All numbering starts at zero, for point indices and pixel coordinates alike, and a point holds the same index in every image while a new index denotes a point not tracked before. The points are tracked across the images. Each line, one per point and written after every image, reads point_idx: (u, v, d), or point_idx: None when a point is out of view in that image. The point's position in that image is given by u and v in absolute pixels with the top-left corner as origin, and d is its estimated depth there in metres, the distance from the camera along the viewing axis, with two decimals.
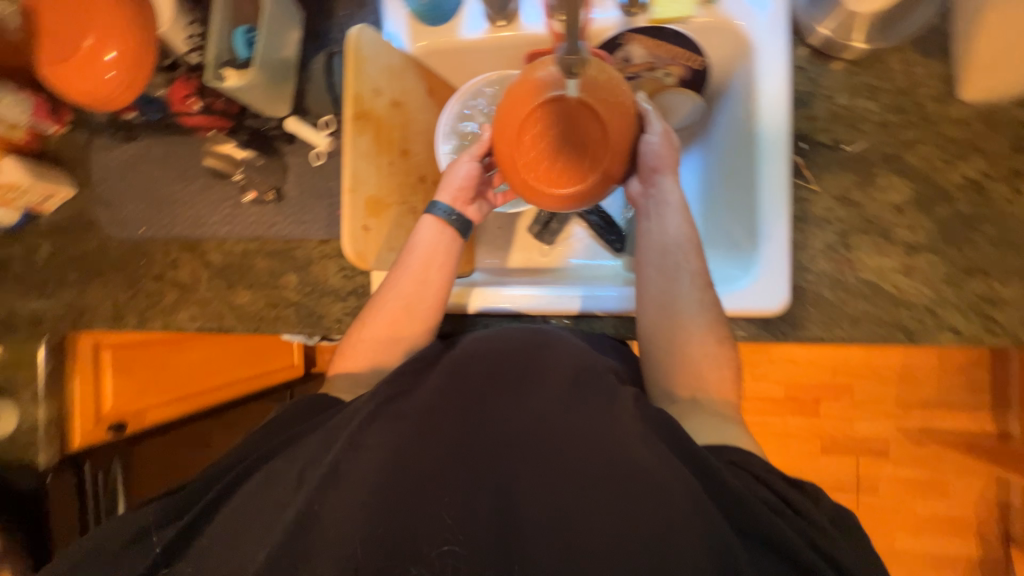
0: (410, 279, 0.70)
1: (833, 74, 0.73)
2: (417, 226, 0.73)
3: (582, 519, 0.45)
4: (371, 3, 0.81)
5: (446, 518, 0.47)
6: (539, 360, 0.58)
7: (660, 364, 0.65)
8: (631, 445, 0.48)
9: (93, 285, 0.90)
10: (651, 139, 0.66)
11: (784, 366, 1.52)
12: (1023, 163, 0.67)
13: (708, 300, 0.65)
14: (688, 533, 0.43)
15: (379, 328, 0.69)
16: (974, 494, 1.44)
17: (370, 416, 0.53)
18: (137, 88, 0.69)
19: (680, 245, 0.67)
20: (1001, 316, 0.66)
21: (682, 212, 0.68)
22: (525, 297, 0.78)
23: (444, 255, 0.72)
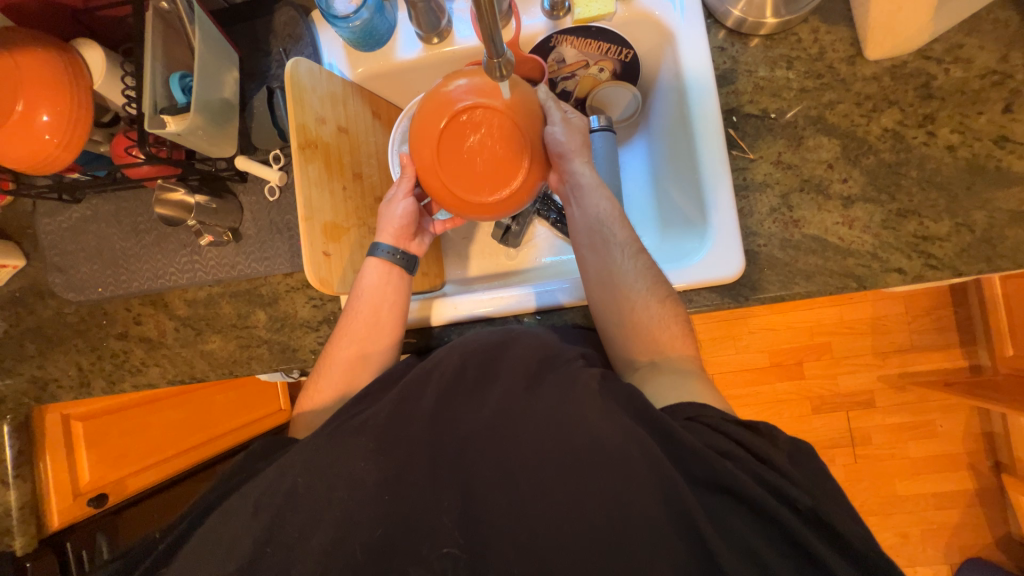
0: (359, 323, 0.71)
1: (751, 50, 0.78)
2: (362, 271, 0.73)
3: (546, 504, 0.49)
4: (305, 35, 0.82)
5: (423, 521, 0.50)
6: (501, 358, 0.60)
7: (622, 338, 0.67)
8: (593, 423, 0.50)
9: (53, 355, 0.87)
10: (555, 129, 0.69)
11: (763, 334, 1.57)
12: (932, 108, 0.72)
13: (640, 267, 0.68)
14: (645, 499, 0.46)
15: (336, 374, 0.69)
16: (959, 428, 1.50)
17: (331, 432, 0.55)
18: (76, 150, 0.67)
19: (604, 221, 0.70)
20: (939, 251, 0.70)
21: (600, 189, 0.70)
22: (487, 301, 0.78)
23: (395, 294, 0.73)
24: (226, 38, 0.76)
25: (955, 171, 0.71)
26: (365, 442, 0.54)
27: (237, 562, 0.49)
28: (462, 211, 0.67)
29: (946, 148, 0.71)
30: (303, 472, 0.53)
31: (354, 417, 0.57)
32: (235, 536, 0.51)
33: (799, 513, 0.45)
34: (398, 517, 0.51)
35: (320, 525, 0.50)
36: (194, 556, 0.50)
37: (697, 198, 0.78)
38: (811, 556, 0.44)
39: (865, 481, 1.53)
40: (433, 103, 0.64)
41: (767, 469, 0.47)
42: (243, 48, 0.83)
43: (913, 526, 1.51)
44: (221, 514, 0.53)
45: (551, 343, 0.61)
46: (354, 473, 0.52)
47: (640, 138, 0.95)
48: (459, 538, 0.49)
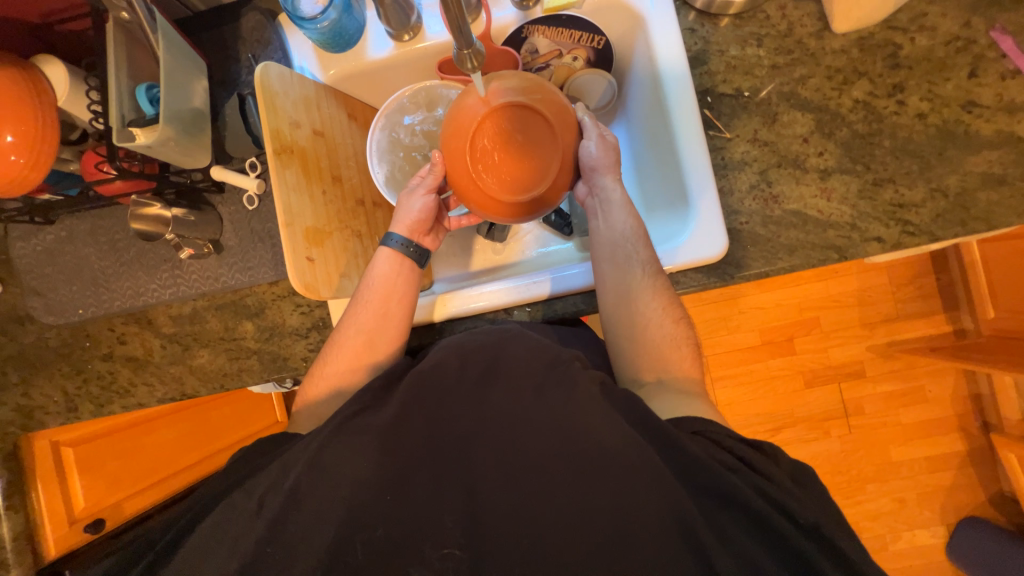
0: (367, 313, 0.70)
1: (721, 31, 0.79)
2: (374, 260, 0.74)
3: (547, 504, 0.49)
4: (274, 40, 0.81)
5: (425, 522, 0.50)
6: (501, 362, 0.59)
7: (620, 336, 0.70)
8: (594, 429, 0.51)
9: (37, 382, 0.85)
10: (590, 144, 0.71)
11: (753, 314, 1.59)
12: (901, 78, 0.73)
13: (659, 283, 0.69)
14: (647, 497, 0.47)
15: (340, 364, 0.69)
16: (948, 392, 1.54)
17: (334, 431, 0.55)
18: (44, 168, 0.66)
19: (628, 236, 0.71)
20: (914, 218, 0.71)
21: (625, 208, 0.72)
22: (499, 292, 0.78)
23: (407, 288, 0.73)
24: (191, 46, 0.75)
25: (927, 138, 0.72)
26: (369, 439, 0.54)
27: (237, 560, 0.49)
28: (520, 211, 0.66)
29: (916, 116, 0.73)
30: (307, 469, 0.53)
31: (356, 417, 0.57)
32: (239, 533, 0.51)
33: (798, 524, 0.47)
34: (399, 518, 0.50)
35: (326, 524, 0.50)
36: (200, 563, 0.51)
37: (678, 182, 0.78)
38: (801, 556, 0.46)
39: (860, 451, 1.56)
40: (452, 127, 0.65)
41: (768, 484, 0.49)
42: (210, 55, 0.81)
43: (909, 490, 1.54)
44: (222, 509, 0.55)
45: (547, 346, 0.60)
46: (355, 472, 0.52)
47: (617, 124, 0.96)
48: (460, 538, 0.49)
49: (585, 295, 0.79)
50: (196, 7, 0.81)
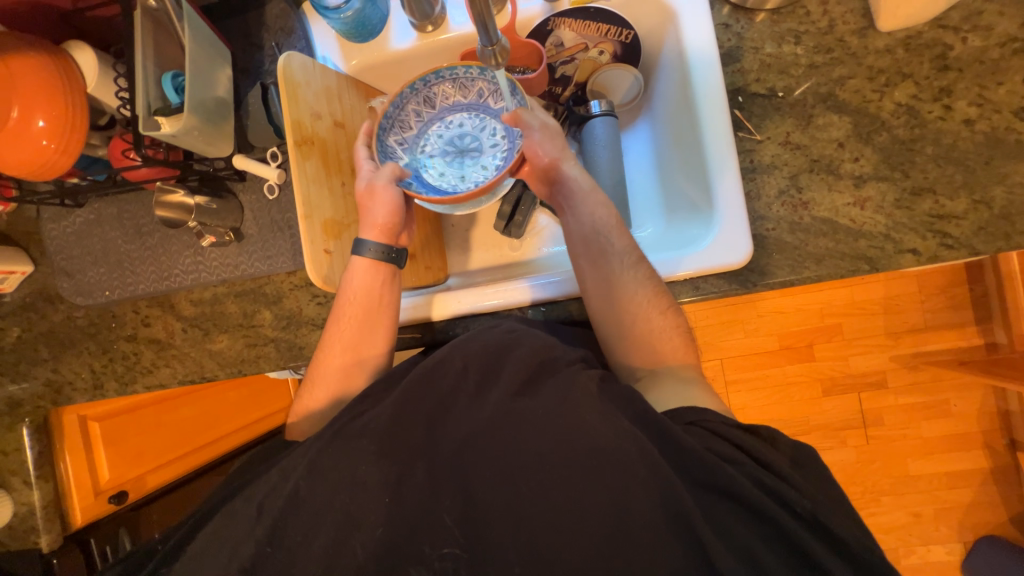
0: (350, 327, 0.71)
1: (756, 26, 0.75)
2: (347, 272, 0.72)
3: (546, 502, 0.49)
4: (298, 28, 0.80)
5: (425, 517, 0.51)
6: (501, 358, 0.59)
7: (625, 340, 0.68)
8: (591, 427, 0.51)
9: (66, 359, 0.89)
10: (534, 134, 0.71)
11: (774, 318, 1.55)
12: (949, 80, 0.69)
13: (643, 273, 0.69)
14: (644, 497, 0.47)
15: (330, 374, 0.71)
16: (976, 407, 1.48)
17: (328, 442, 0.56)
18: (76, 153, 0.68)
19: (604, 228, 0.71)
20: (954, 230, 0.68)
21: (594, 195, 0.73)
22: (479, 296, 0.78)
23: (388, 297, 0.73)
24: (217, 34, 0.75)
25: (973, 145, 0.68)
26: (367, 446, 0.54)
27: (237, 563, 0.51)
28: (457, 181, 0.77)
29: (964, 122, 0.68)
30: (304, 475, 0.54)
31: (351, 421, 0.58)
32: (238, 540, 0.52)
33: (795, 514, 0.48)
34: (397, 517, 0.51)
35: (322, 526, 0.51)
36: (204, 563, 0.53)
37: (702, 183, 0.76)
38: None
39: (877, 462, 1.52)
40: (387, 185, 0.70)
41: (767, 473, 0.49)
42: (235, 43, 0.81)
43: (927, 506, 1.50)
44: (224, 517, 0.56)
45: (551, 346, 0.61)
46: (355, 476, 0.52)
47: (642, 121, 0.93)
48: (460, 537, 0.50)
49: None
50: None
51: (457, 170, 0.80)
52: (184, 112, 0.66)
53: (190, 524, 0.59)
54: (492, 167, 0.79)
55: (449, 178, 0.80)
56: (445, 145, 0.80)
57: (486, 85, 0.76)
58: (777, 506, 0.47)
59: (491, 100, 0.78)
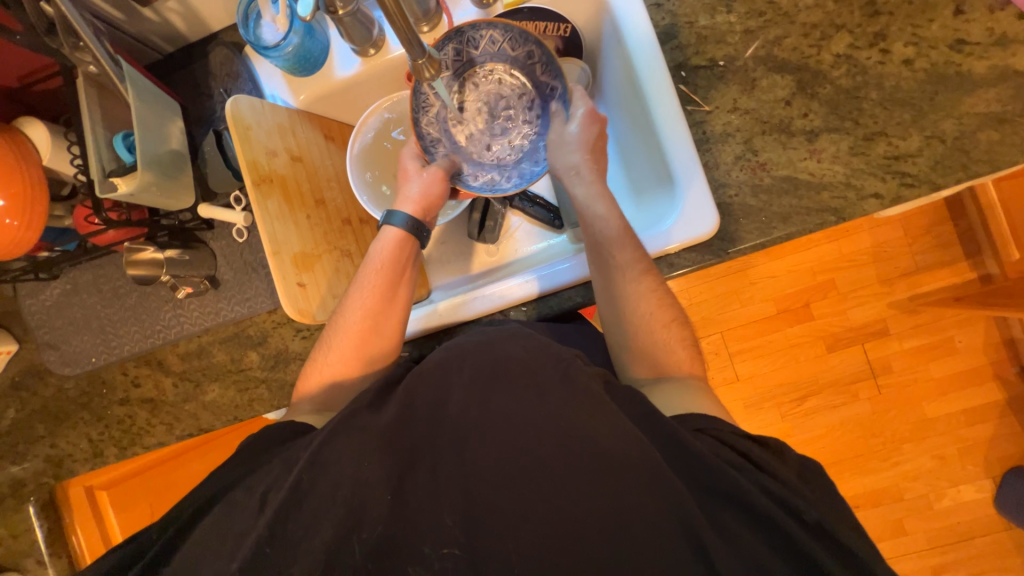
0: (367, 298, 0.70)
1: (687, 2, 0.76)
2: (377, 240, 0.74)
3: (544, 498, 0.49)
4: (243, 72, 0.81)
5: (423, 521, 0.50)
6: (501, 357, 0.59)
7: (613, 326, 0.68)
8: (593, 425, 0.51)
9: (62, 432, 0.88)
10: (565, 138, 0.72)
11: (765, 283, 1.55)
12: (882, 25, 0.70)
13: (650, 286, 0.67)
14: (640, 486, 0.47)
15: (338, 358, 0.69)
16: (980, 340, 1.48)
17: (333, 431, 0.55)
18: (39, 226, 0.68)
19: (616, 239, 0.69)
20: (912, 168, 0.68)
21: (606, 205, 0.70)
22: (487, 294, 0.78)
23: (400, 306, 0.71)
24: (163, 89, 0.76)
25: (916, 84, 0.69)
26: (368, 442, 0.54)
27: (237, 562, 0.48)
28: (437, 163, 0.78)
29: (903, 62, 0.69)
30: (307, 466, 0.52)
31: (357, 415, 0.57)
32: (243, 529, 0.51)
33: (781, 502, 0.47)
34: (397, 516, 0.50)
35: (325, 521, 0.49)
36: (206, 557, 0.50)
37: (662, 162, 0.77)
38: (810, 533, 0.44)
39: (892, 411, 1.51)
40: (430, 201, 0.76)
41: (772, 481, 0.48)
42: (184, 95, 0.82)
43: (948, 446, 1.49)
44: (223, 506, 0.54)
45: (545, 345, 0.60)
46: (358, 471, 0.52)
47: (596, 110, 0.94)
48: (460, 538, 0.49)
49: (581, 286, 0.78)
50: (166, 50, 0.83)
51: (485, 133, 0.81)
52: (139, 169, 0.66)
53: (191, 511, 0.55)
54: (518, 145, 0.81)
55: (476, 140, 0.81)
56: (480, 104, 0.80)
57: (538, 52, 0.75)
58: (779, 509, 0.46)
59: (539, 69, 0.77)
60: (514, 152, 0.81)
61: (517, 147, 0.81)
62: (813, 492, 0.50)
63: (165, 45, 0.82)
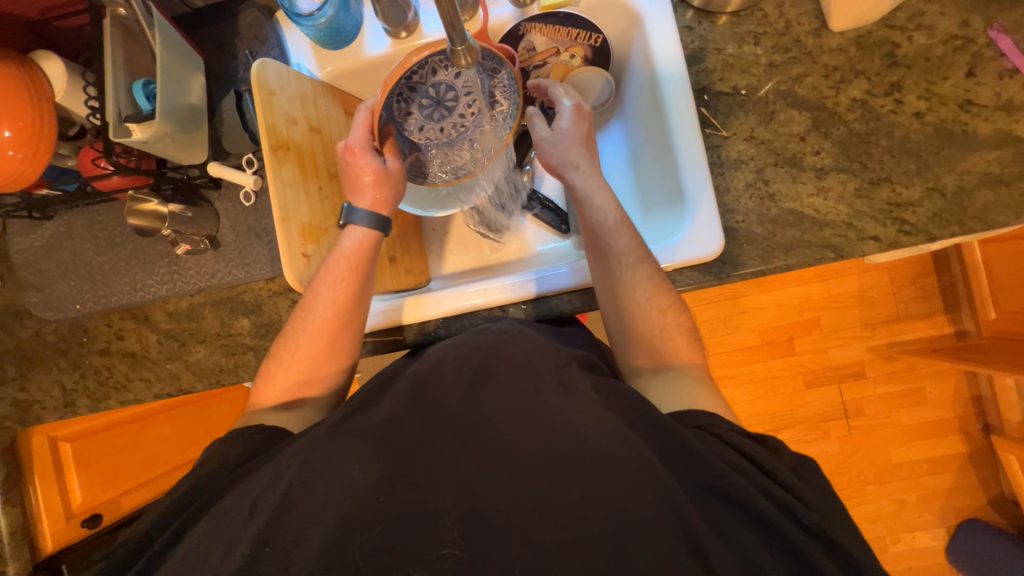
0: (332, 297, 0.68)
1: (718, 28, 0.78)
2: (342, 236, 0.71)
3: (539, 514, 0.48)
4: (271, 36, 0.81)
5: (422, 520, 0.49)
6: (499, 365, 0.60)
7: (639, 332, 0.67)
8: (592, 437, 0.51)
9: (36, 377, 0.85)
10: (563, 123, 0.74)
11: (753, 313, 1.58)
12: (898, 77, 0.73)
13: (648, 269, 0.68)
14: (644, 505, 0.46)
15: (303, 358, 0.68)
16: (949, 393, 1.53)
17: (328, 435, 0.55)
18: (43, 162, 0.66)
19: (613, 225, 0.71)
20: (911, 217, 0.71)
21: (605, 192, 0.72)
22: (492, 289, 0.78)
23: (363, 306, 0.71)
24: (188, 42, 0.75)
25: (924, 136, 0.72)
26: (359, 442, 0.54)
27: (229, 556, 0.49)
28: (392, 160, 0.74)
29: (914, 114, 0.72)
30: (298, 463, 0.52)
31: (350, 418, 0.56)
32: (235, 531, 0.51)
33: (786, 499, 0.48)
34: (394, 513, 0.50)
35: (312, 526, 0.50)
36: (194, 551, 0.51)
37: (675, 180, 0.78)
38: (792, 554, 0.46)
39: (860, 452, 1.55)
40: (379, 199, 0.72)
41: (772, 486, 0.49)
42: (208, 52, 0.81)
43: (909, 492, 1.53)
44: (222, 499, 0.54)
45: (544, 350, 0.61)
46: (345, 474, 0.52)
47: (614, 123, 0.95)
48: (460, 538, 0.48)
49: (582, 291, 0.79)
50: (195, 5, 0.82)
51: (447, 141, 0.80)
52: (156, 118, 0.65)
53: (183, 520, 0.54)
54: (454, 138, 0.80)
55: (413, 117, 0.77)
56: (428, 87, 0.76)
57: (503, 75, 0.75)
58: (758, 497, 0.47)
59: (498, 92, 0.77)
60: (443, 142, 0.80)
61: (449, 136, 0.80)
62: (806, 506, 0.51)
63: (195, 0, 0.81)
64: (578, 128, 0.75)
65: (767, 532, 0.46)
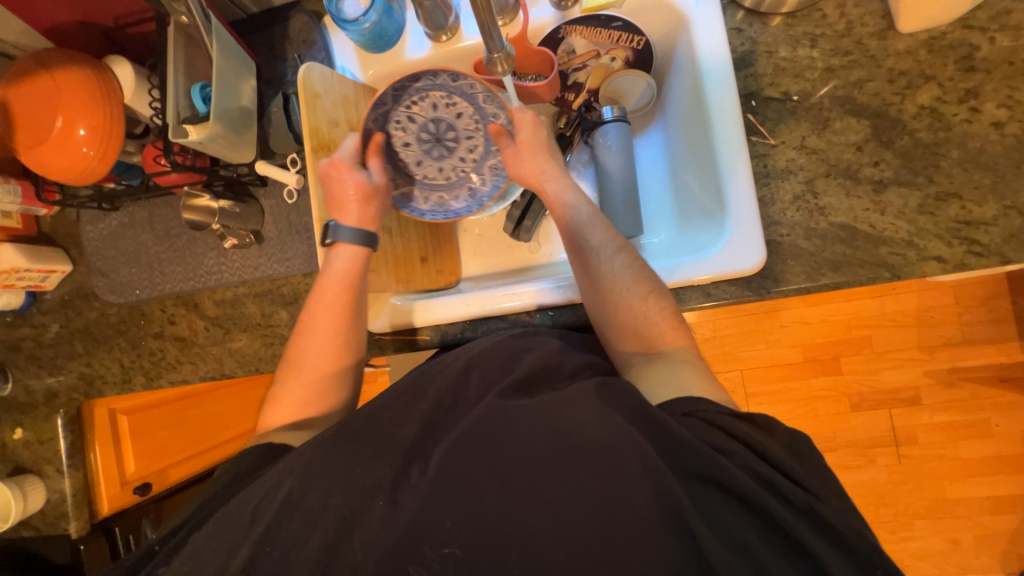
0: (325, 324, 0.71)
1: (770, 30, 0.74)
2: (331, 258, 0.71)
3: (541, 523, 0.47)
4: (319, 41, 0.84)
5: (423, 520, 0.49)
6: (509, 370, 0.61)
7: (621, 322, 0.66)
8: (603, 445, 0.49)
9: (100, 354, 0.93)
10: (524, 124, 0.76)
11: (797, 328, 1.49)
12: (976, 82, 0.67)
13: (623, 258, 0.69)
14: (653, 522, 0.46)
15: (302, 386, 0.71)
16: (1019, 427, 1.39)
17: (337, 429, 0.57)
18: (112, 159, 0.71)
19: (588, 219, 0.72)
20: (982, 237, 0.65)
21: (575, 188, 0.75)
22: (526, 293, 0.77)
23: (357, 329, 0.73)
24: (242, 46, 0.79)
25: (1003, 149, 0.65)
26: (371, 442, 0.55)
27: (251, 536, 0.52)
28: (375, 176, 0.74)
29: (992, 124, 0.66)
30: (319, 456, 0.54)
31: (360, 412, 0.59)
32: (261, 515, 0.53)
33: (808, 522, 0.46)
34: (400, 511, 0.50)
35: (324, 521, 0.51)
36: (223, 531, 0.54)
37: (715, 189, 0.75)
38: None
39: (910, 484, 1.44)
40: (361, 216, 0.72)
41: (807, 527, 0.46)
42: (260, 55, 0.85)
43: (965, 532, 1.41)
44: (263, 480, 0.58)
45: (552, 358, 0.62)
46: (359, 472, 0.53)
47: (654, 127, 0.93)
48: (459, 538, 0.48)
49: None
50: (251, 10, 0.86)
51: (447, 182, 0.83)
52: (210, 120, 0.69)
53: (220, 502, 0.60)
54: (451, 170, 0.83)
55: (413, 150, 0.81)
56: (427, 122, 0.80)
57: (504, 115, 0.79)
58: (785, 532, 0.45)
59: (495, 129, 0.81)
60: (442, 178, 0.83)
61: (449, 172, 0.83)
62: None
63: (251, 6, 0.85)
64: (536, 127, 0.76)
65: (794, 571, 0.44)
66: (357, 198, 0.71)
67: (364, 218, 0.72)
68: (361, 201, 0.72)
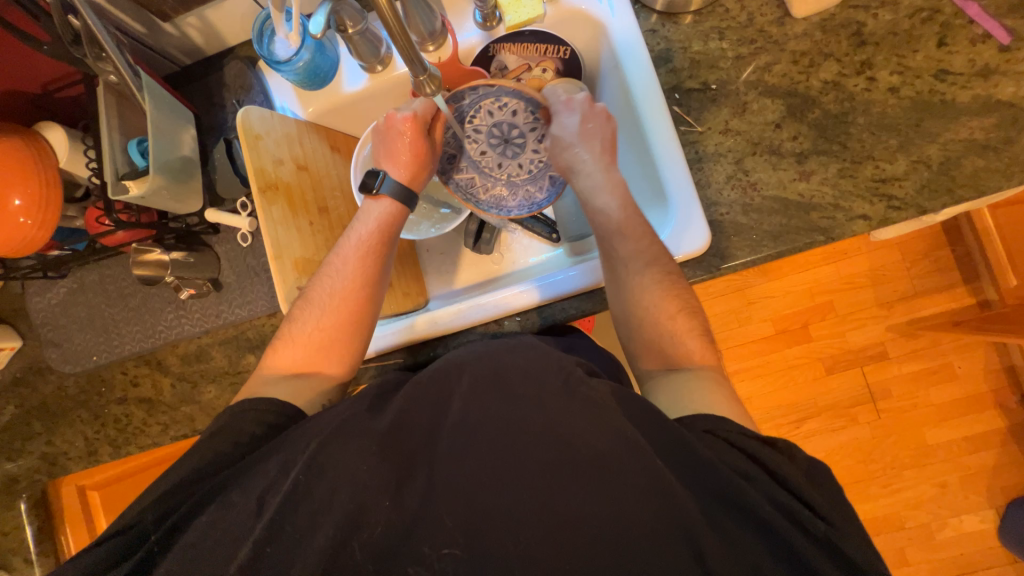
0: (342, 279, 0.70)
1: (682, 28, 0.80)
2: (367, 208, 0.75)
3: (541, 514, 0.49)
4: (255, 84, 0.85)
5: (420, 524, 0.50)
6: (507, 368, 0.58)
7: (646, 335, 0.68)
8: (587, 438, 0.51)
9: (60, 429, 0.89)
10: (567, 120, 0.74)
11: (763, 302, 1.56)
12: (868, 54, 0.73)
13: (656, 271, 0.68)
14: (640, 500, 0.48)
15: (299, 347, 0.68)
16: (980, 366, 1.48)
17: (332, 431, 0.55)
18: (52, 226, 0.70)
19: (624, 225, 0.71)
20: (898, 192, 0.70)
21: (609, 191, 0.73)
22: (495, 300, 0.79)
23: (372, 306, 0.71)
24: (177, 98, 0.79)
25: (902, 111, 0.71)
26: None
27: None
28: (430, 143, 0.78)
29: (889, 90, 0.72)
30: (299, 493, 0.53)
31: (356, 418, 0.56)
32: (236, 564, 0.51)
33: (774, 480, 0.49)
34: (396, 517, 0.50)
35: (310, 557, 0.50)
36: None
37: (656, 181, 0.79)
38: (794, 549, 0.45)
39: (892, 436, 1.49)
40: (414, 176, 0.76)
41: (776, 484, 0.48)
42: (198, 105, 0.85)
43: (949, 474, 1.47)
44: (217, 509, 0.53)
45: (549, 354, 0.59)
46: None
47: None
48: (460, 539, 0.49)
49: (574, 298, 0.79)
50: (183, 62, 0.87)
51: (528, 175, 0.83)
52: (151, 173, 0.69)
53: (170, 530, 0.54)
54: (528, 166, 0.83)
55: (489, 155, 0.82)
56: (492, 126, 0.81)
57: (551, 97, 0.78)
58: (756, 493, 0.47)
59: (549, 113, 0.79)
60: (524, 173, 0.83)
61: (527, 169, 0.83)
62: (817, 495, 0.51)
63: (183, 58, 0.86)
64: (584, 125, 0.74)
65: (769, 527, 0.46)
66: (413, 158, 0.76)
67: (415, 177, 0.77)
68: (415, 163, 0.76)
